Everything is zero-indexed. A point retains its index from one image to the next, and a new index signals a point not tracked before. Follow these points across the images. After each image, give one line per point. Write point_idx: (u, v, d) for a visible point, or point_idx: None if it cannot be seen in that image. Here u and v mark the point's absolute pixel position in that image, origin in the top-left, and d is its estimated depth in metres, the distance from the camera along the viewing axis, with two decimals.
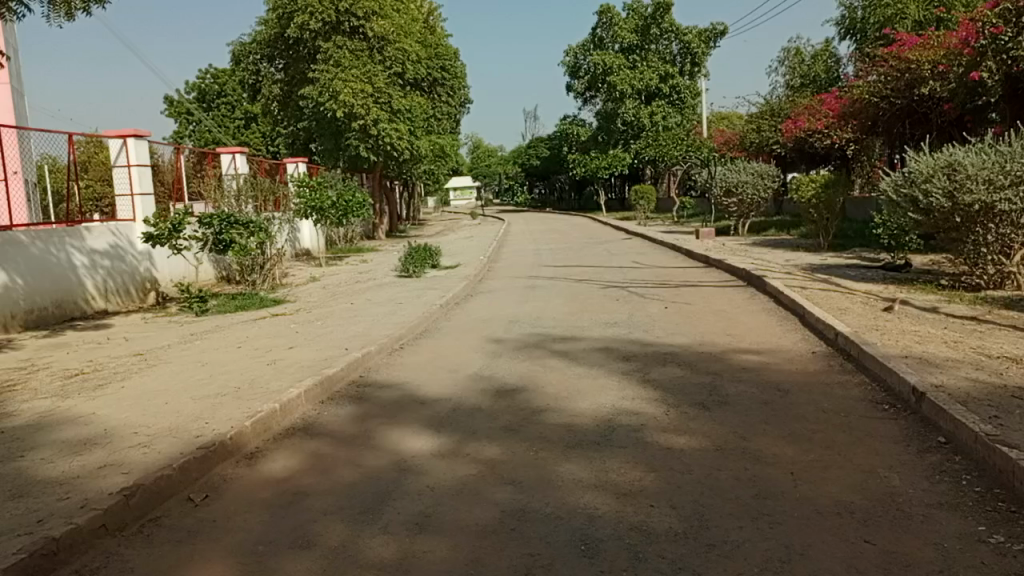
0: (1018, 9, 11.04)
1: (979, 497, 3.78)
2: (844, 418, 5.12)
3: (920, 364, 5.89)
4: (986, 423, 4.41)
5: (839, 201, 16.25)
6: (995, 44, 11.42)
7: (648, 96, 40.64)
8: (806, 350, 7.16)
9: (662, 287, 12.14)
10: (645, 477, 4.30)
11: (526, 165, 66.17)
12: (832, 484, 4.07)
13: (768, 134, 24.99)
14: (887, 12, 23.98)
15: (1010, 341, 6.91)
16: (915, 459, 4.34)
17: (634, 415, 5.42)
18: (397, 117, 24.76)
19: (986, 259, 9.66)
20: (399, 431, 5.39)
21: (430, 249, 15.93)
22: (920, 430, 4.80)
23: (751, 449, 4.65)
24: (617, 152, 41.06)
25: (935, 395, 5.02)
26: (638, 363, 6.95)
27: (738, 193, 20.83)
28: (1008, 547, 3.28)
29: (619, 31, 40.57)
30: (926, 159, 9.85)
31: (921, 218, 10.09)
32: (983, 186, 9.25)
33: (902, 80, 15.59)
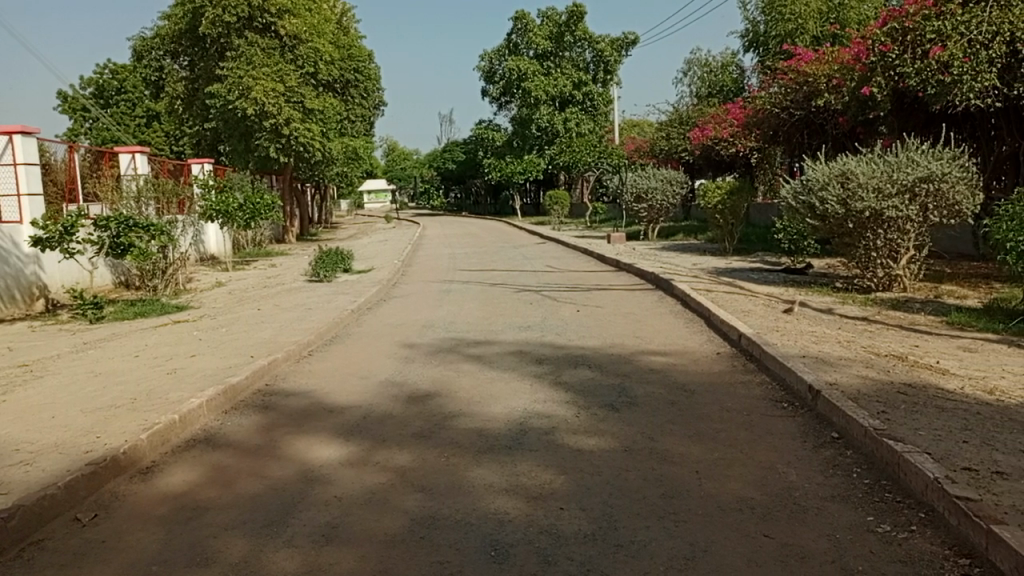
0: (904, 29, 11.62)
1: (869, 488, 3.98)
2: (746, 417, 5.30)
3: (816, 363, 6.17)
4: (874, 418, 4.66)
5: (743, 207, 16.89)
6: (884, 61, 11.89)
7: (562, 102, 41.14)
8: (711, 352, 7.39)
9: (575, 290, 12.29)
10: (556, 479, 4.32)
11: (442, 169, 65.91)
12: (734, 481, 4.20)
13: (677, 142, 25.91)
14: (788, 26, 25.29)
15: (898, 340, 7.33)
16: (811, 454, 4.53)
17: (546, 418, 5.46)
18: (310, 117, 24.19)
19: (875, 263, 10.27)
20: (305, 440, 5.25)
21: (342, 253, 15.64)
22: (815, 426, 5.02)
23: (658, 449, 4.75)
24: (532, 157, 41.40)
25: (829, 392, 5.26)
26: (550, 366, 7.02)
27: (648, 198, 21.39)
28: (895, 535, 3.46)
29: (533, 38, 41.09)
30: (821, 167, 10.28)
31: (817, 225, 10.57)
32: (872, 194, 9.77)
33: (801, 92, 16.36)
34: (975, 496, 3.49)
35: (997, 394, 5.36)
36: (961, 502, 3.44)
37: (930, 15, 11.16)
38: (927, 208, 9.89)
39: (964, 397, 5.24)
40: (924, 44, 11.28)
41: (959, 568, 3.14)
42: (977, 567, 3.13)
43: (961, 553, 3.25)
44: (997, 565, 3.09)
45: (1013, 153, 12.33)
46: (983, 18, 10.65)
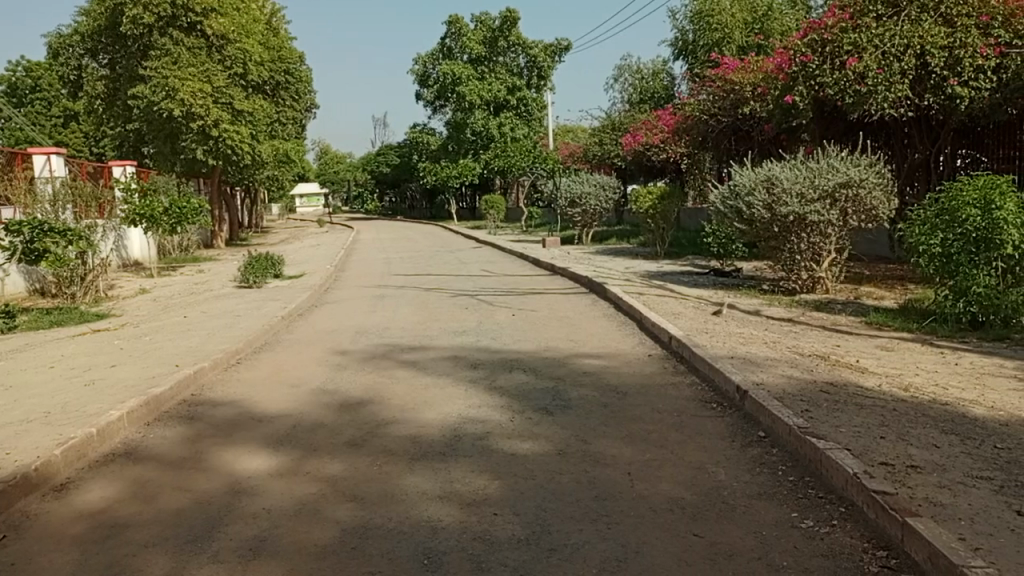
0: (823, 40, 12.01)
1: (793, 485, 4.10)
2: (677, 418, 5.39)
3: (743, 363, 6.34)
4: (798, 416, 4.81)
5: (673, 212, 17.24)
6: (805, 71, 12.24)
7: (496, 107, 41.23)
8: (642, 354, 7.51)
9: (510, 294, 12.32)
10: (490, 485, 4.31)
11: (376, 173, 65.18)
12: (665, 482, 4.26)
13: (609, 148, 26.33)
14: (715, 36, 25.92)
15: (821, 340, 7.59)
16: (738, 453, 4.64)
17: (480, 423, 5.44)
18: (239, 118, 23.59)
19: (800, 266, 10.64)
20: (233, 451, 5.09)
21: (272, 258, 15.29)
22: (742, 426, 5.14)
23: (590, 451, 4.78)
24: (467, 161, 41.33)
25: (755, 392, 5.40)
26: (485, 370, 7.00)
27: (582, 203, 21.63)
28: (818, 530, 3.57)
29: (467, 42, 41.10)
30: (748, 173, 10.58)
31: (745, 228, 10.85)
32: (796, 199, 10.11)
33: (728, 100, 16.81)
34: (892, 490, 3.63)
35: (912, 391, 5.61)
36: (879, 496, 3.57)
37: (847, 27, 11.61)
38: (847, 213, 10.29)
39: (881, 394, 5.47)
40: (842, 55, 11.70)
41: (878, 560, 3.25)
42: (894, 559, 3.25)
43: (879, 546, 3.37)
44: (911, 556, 3.22)
45: (924, 161, 12.91)
46: (896, 31, 11.14)
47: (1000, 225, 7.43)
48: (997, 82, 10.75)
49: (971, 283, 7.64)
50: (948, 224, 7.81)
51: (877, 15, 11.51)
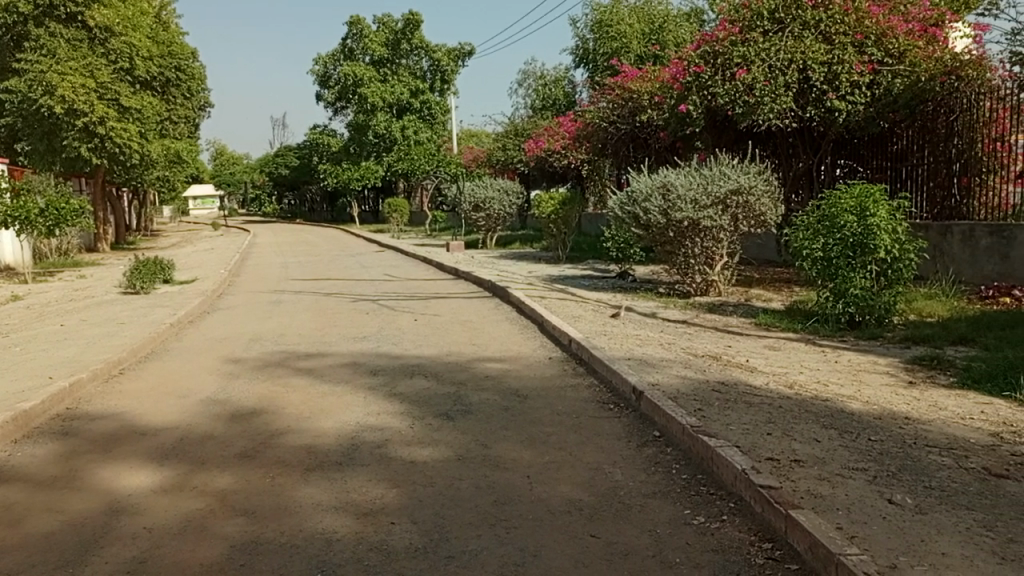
0: (715, 52, 12.47)
1: (686, 483, 4.21)
2: (575, 420, 5.45)
3: (639, 364, 6.48)
4: (691, 416, 4.95)
5: (574, 217, 17.52)
6: (699, 81, 12.66)
7: (399, 110, 40.77)
8: (543, 356, 7.57)
9: (412, 299, 12.20)
10: (387, 493, 4.22)
11: (274, 175, 63.20)
12: (563, 484, 4.29)
13: (513, 153, 26.59)
14: (614, 45, 26.67)
15: (713, 341, 7.87)
16: (634, 453, 4.73)
17: (378, 430, 5.33)
18: (127, 116, 22.33)
19: (694, 269, 11.03)
20: (112, 467, 4.79)
21: (160, 262, 14.57)
22: (639, 425, 5.25)
23: (490, 456, 4.77)
24: (369, 164, 40.61)
25: (650, 393, 5.53)
26: (385, 376, 6.88)
27: (486, 208, 21.69)
28: (709, 526, 3.68)
29: (369, 44, 40.61)
30: (644, 179, 10.86)
31: (642, 233, 11.12)
32: (690, 205, 10.45)
33: (626, 107, 17.31)
34: (777, 484, 3.79)
35: (796, 388, 5.88)
36: (764, 491, 3.71)
37: (737, 41, 12.11)
38: (738, 218, 10.73)
39: (768, 392, 5.71)
40: (732, 67, 12.17)
41: (763, 552, 3.38)
42: (777, 549, 3.39)
43: (764, 538, 3.51)
44: (794, 547, 3.36)
45: (807, 170, 13.67)
46: (781, 46, 11.71)
47: (874, 231, 7.91)
48: (870, 97, 11.51)
49: (848, 285, 8.11)
50: (828, 229, 8.23)
51: (763, 30, 12.09)
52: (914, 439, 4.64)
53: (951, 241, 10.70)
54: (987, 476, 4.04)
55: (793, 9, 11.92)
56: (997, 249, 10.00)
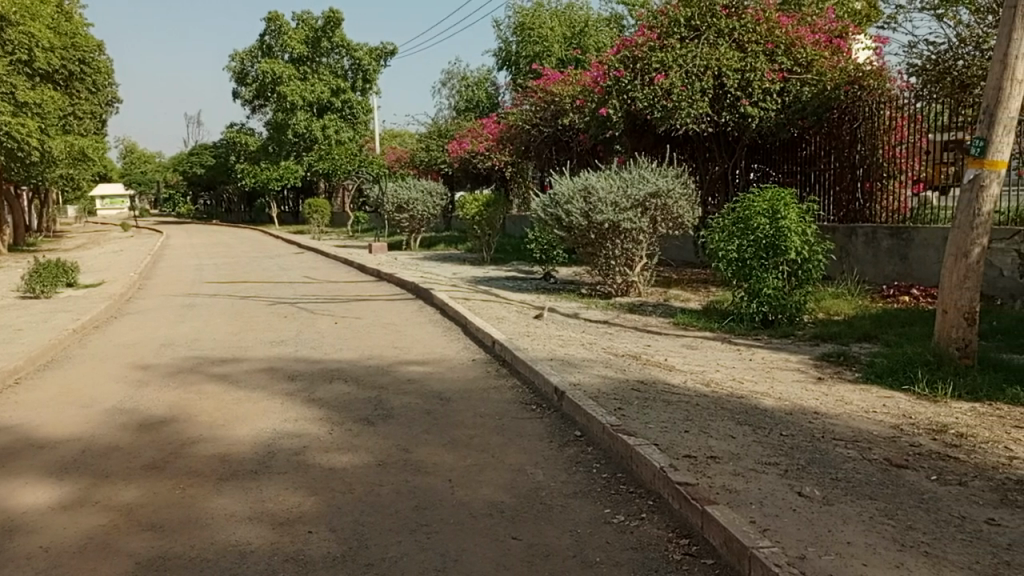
0: (634, 57, 12.69)
1: (606, 482, 4.25)
2: (497, 421, 5.44)
3: (561, 365, 6.52)
4: (611, 415, 5.01)
5: (498, 218, 17.55)
6: (619, 86, 12.85)
7: (319, 109, 39.93)
8: (466, 358, 7.54)
9: (333, 302, 11.96)
10: (305, 501, 4.10)
11: (188, 174, 60.96)
12: (485, 486, 4.27)
13: (436, 154, 26.46)
14: (535, 48, 26.84)
15: (633, 341, 8.01)
16: (556, 453, 4.75)
17: (296, 437, 5.18)
18: (24, 110, 21.10)
19: (615, 270, 11.22)
20: (5, 484, 4.49)
21: (62, 265, 13.80)
22: (560, 425, 5.29)
23: (411, 460, 4.70)
24: (289, 163, 39.68)
25: (572, 393, 5.57)
26: (304, 381, 6.70)
27: (409, 209, 21.49)
28: (628, 524, 3.72)
29: (288, 41, 39.67)
30: (566, 181, 10.95)
31: (564, 235, 11.21)
32: (610, 208, 10.61)
33: (549, 110, 17.49)
34: (693, 480, 3.87)
35: (712, 385, 6.04)
36: (682, 487, 3.79)
37: (655, 47, 12.37)
38: (656, 221, 10.96)
39: (686, 390, 5.83)
40: (650, 72, 12.42)
41: (680, 548, 3.45)
42: (695, 545, 3.46)
43: (682, 534, 3.57)
44: (709, 542, 3.44)
45: (723, 173, 14.11)
46: (697, 53, 12.03)
47: (785, 233, 8.21)
48: (781, 104, 11.96)
49: (762, 285, 8.40)
50: (742, 231, 8.49)
51: (680, 37, 12.38)
52: (822, 433, 4.83)
53: (857, 242, 11.23)
54: (888, 466, 4.24)
55: (708, 17, 12.28)
56: (897, 250, 10.55)
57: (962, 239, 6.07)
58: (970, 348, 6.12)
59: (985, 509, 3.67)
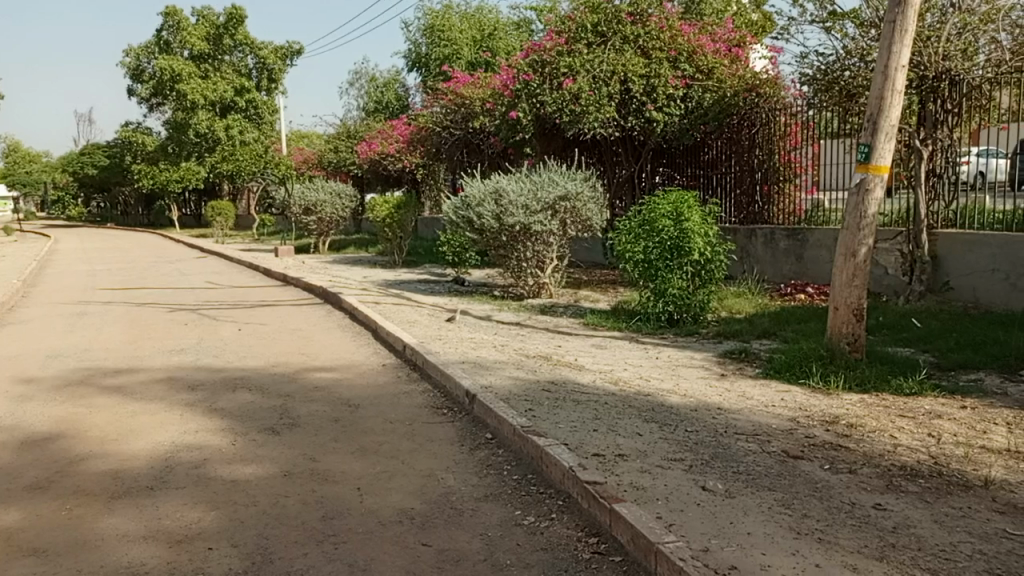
0: (543, 61, 12.81)
1: (516, 484, 4.26)
2: (408, 427, 5.37)
3: (472, 368, 6.51)
4: (521, 417, 5.02)
5: (409, 221, 17.39)
6: (528, 89, 12.95)
7: (222, 108, 38.51)
8: (376, 363, 7.42)
9: (237, 308, 11.56)
10: (205, 517, 3.93)
11: (80, 175, 57.67)
12: (395, 493, 4.21)
13: (345, 156, 26.00)
14: (445, 51, 26.78)
15: (544, 342, 8.08)
16: (467, 457, 4.73)
17: (196, 449, 4.96)
18: None
19: (527, 272, 11.32)
20: None
21: None
22: (471, 429, 5.27)
23: (318, 469, 4.58)
24: (190, 165, 38.12)
25: (483, 395, 5.56)
26: (205, 391, 6.43)
27: (317, 211, 21.01)
28: (538, 525, 3.74)
29: (188, 37, 38.10)
30: (477, 184, 10.94)
31: (476, 238, 11.20)
32: (521, 210, 10.67)
33: (459, 113, 17.49)
34: (602, 479, 3.92)
35: (621, 384, 6.15)
36: (590, 486, 3.83)
37: (563, 51, 12.53)
38: (566, 223, 11.09)
39: (595, 390, 5.92)
40: (558, 77, 12.58)
41: (590, 546, 3.49)
42: (603, 543, 3.50)
43: (590, 533, 3.61)
44: (617, 539, 3.49)
45: (629, 176, 14.43)
46: (603, 59, 12.26)
47: (689, 235, 8.46)
48: (684, 109, 12.34)
49: (667, 285, 8.65)
50: (648, 233, 8.70)
51: (587, 42, 12.59)
52: (724, 428, 5.00)
53: (756, 244, 11.71)
54: (785, 458, 4.43)
55: (613, 23, 12.54)
56: (793, 250, 11.05)
57: (851, 240, 6.40)
58: (859, 343, 6.48)
59: (872, 496, 3.88)
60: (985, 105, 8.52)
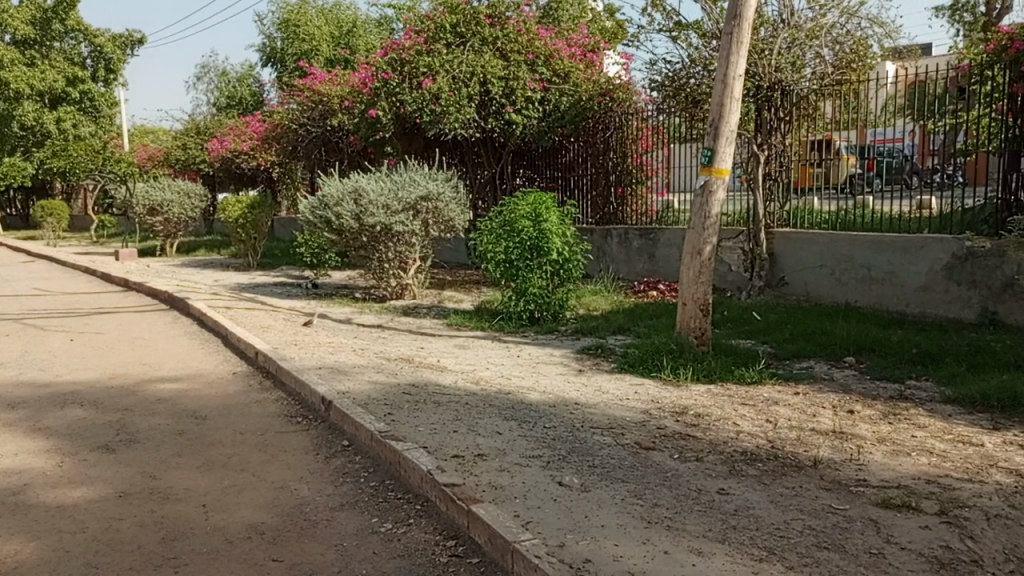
0: (402, 60, 12.65)
1: (374, 491, 4.16)
2: (259, 438, 5.12)
3: (330, 373, 6.30)
4: (379, 421, 4.91)
5: (265, 221, 16.66)
6: (387, 88, 12.73)
7: (52, 100, 35.27)
8: (226, 372, 7.03)
9: (69, 316, 10.61)
10: (23, 549, 3.55)
11: None
12: (243, 508, 3.99)
13: (194, 153, 24.56)
14: (303, 47, 25.96)
15: (406, 344, 7.97)
16: (322, 466, 4.56)
17: (15, 474, 4.49)
18: None
19: (388, 274, 11.14)
20: None
21: None
22: (327, 436, 5.09)
23: (158, 488, 4.26)
24: (14, 161, 34.69)
25: (339, 402, 5.39)
26: (28, 409, 5.84)
27: (163, 211, 19.70)
28: (395, 531, 3.67)
29: (10, 20, 34.46)
30: (335, 184, 10.65)
31: (335, 238, 10.89)
32: (381, 210, 10.48)
33: (317, 110, 16.98)
34: (460, 481, 3.89)
35: (481, 383, 6.17)
36: (448, 489, 3.79)
37: (422, 51, 12.43)
38: (428, 223, 10.99)
39: (456, 390, 5.90)
40: (418, 76, 12.47)
41: (447, 550, 3.45)
42: (461, 545, 3.48)
43: (448, 536, 3.58)
44: (475, 540, 3.48)
45: (491, 178, 14.53)
46: (463, 59, 12.28)
47: (548, 235, 8.62)
48: (543, 112, 12.58)
49: (528, 285, 8.78)
50: (509, 233, 8.79)
51: (446, 42, 12.57)
52: (581, 423, 5.12)
53: (612, 243, 12.14)
54: (638, 450, 4.59)
55: (472, 25, 12.59)
56: (645, 249, 11.53)
57: (696, 238, 6.74)
58: (705, 336, 6.83)
59: (717, 481, 4.09)
60: (811, 114, 9.34)
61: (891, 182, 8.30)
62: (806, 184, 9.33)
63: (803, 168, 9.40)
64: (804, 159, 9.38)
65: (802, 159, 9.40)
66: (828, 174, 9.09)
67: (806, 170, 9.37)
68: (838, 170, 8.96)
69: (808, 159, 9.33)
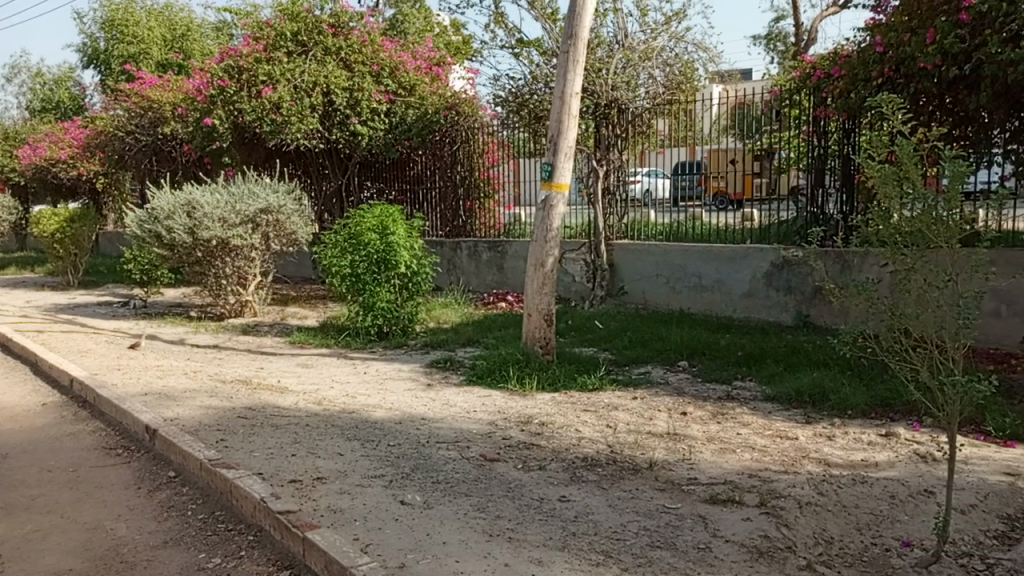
0: (239, 68, 12.08)
1: (202, 524, 3.89)
2: (70, 475, 4.64)
3: (156, 399, 5.85)
4: (209, 449, 4.61)
5: (86, 236, 15.33)
6: (223, 96, 12.09)
7: None
8: (35, 403, 6.36)
9: None
10: None
11: None
12: (49, 555, 3.60)
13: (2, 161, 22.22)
14: (130, 49, 24.30)
15: (244, 365, 7.57)
16: (143, 501, 4.21)
17: None
18: None
19: (227, 290, 10.58)
20: None
21: None
22: (151, 469, 4.72)
23: None
24: None
25: (165, 430, 5.01)
26: None
27: None
28: (224, 567, 3.45)
29: None
30: (166, 196, 9.97)
31: (166, 254, 10.18)
32: (218, 224, 9.92)
33: (146, 118, 15.87)
34: (295, 507, 3.72)
35: (324, 403, 5.96)
36: (282, 516, 3.61)
37: (262, 58, 11.93)
38: (269, 237, 10.53)
39: (296, 412, 5.65)
40: (257, 84, 11.94)
41: None
42: None
43: (283, 566, 3.41)
44: (311, 568, 3.33)
45: (337, 190, 14.20)
46: (305, 69, 11.91)
47: (395, 248, 8.49)
48: (389, 124, 12.46)
49: (375, 299, 8.61)
50: (354, 247, 8.59)
51: (288, 51, 12.14)
52: (426, 439, 5.05)
53: (461, 256, 12.20)
54: (482, 462, 4.59)
55: (314, 34, 12.25)
56: (494, 261, 11.68)
57: (540, 251, 6.89)
58: (550, 346, 6.98)
59: (557, 489, 4.16)
60: (645, 132, 9.83)
61: (762, 195, 8.61)
62: (749, 196, 8.70)
63: (744, 178, 8.76)
64: (744, 169, 8.77)
65: (743, 169, 8.77)
66: (773, 185, 8.62)
67: (747, 180, 8.77)
68: (784, 181, 8.51)
69: (750, 169, 8.74)
